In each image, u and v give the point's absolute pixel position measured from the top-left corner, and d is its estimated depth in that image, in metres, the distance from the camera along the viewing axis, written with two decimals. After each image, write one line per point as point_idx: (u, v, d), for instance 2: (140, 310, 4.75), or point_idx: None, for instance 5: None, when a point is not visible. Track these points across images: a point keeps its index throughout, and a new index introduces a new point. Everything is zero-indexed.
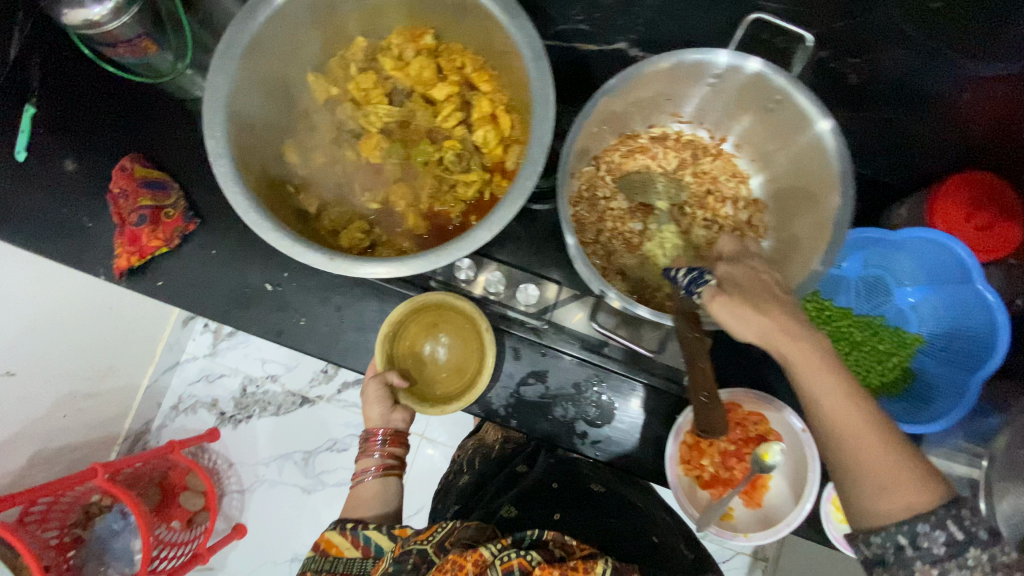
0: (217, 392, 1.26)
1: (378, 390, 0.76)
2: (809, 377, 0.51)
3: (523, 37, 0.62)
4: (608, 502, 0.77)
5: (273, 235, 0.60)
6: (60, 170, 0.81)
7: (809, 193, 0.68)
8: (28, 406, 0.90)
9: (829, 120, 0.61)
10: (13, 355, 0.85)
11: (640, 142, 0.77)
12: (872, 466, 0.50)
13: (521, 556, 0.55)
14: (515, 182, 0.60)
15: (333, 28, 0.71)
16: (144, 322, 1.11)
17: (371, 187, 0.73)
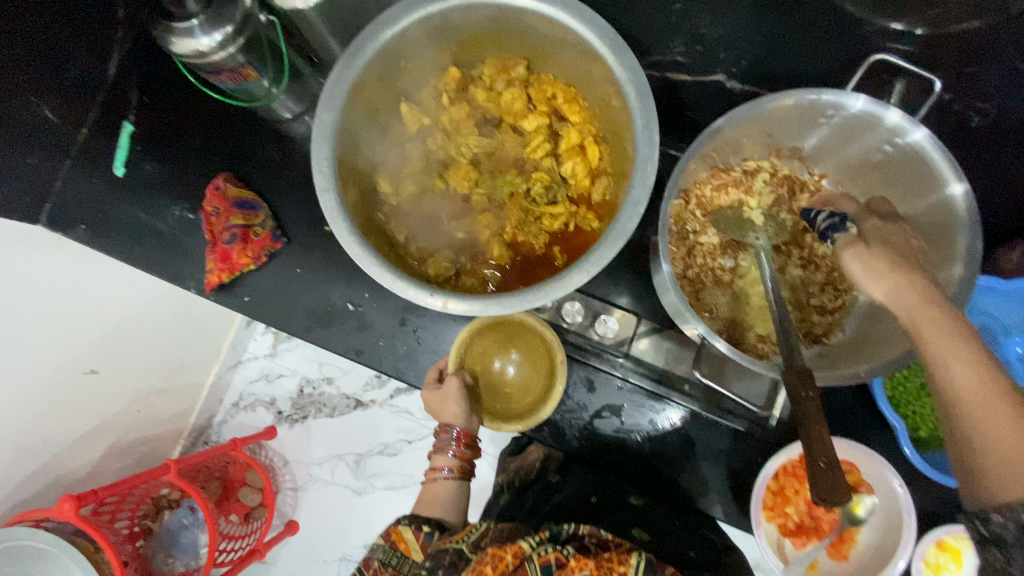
0: (276, 392, 1.25)
1: (456, 390, 0.76)
2: (935, 336, 0.50)
3: (627, 76, 0.63)
4: (657, 527, 0.74)
5: (374, 269, 0.62)
6: (159, 188, 0.87)
7: (922, 239, 0.65)
8: (108, 401, 0.92)
9: (964, 185, 0.59)
10: (100, 354, 0.87)
11: (733, 176, 0.75)
12: (998, 435, 0.47)
13: (557, 552, 0.59)
14: (613, 225, 0.60)
15: (429, 59, 0.73)
16: (213, 326, 1.11)
17: (458, 216, 0.75)
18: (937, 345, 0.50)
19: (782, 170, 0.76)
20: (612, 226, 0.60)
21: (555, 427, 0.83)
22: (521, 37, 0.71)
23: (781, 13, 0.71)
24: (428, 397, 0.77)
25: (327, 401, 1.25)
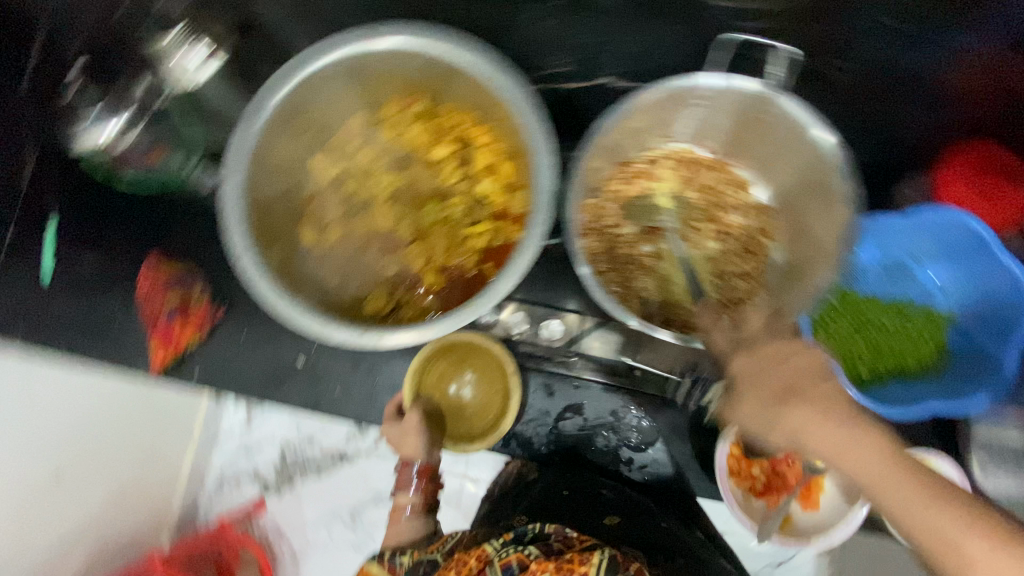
0: (256, 463, 0.95)
1: (417, 423, 0.77)
2: (810, 435, 0.54)
3: (514, 94, 0.67)
4: (630, 516, 0.81)
5: (304, 319, 0.63)
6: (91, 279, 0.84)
7: (814, 191, 0.69)
8: (79, 504, 0.76)
9: (834, 136, 0.63)
10: (49, 457, 0.72)
11: (638, 168, 0.79)
12: (903, 511, 0.52)
13: (518, 552, 0.61)
14: (525, 233, 0.63)
15: (328, 109, 0.74)
16: (148, 412, 0.86)
17: (387, 252, 0.77)
18: (821, 440, 0.54)
19: (684, 153, 0.80)
20: (525, 235, 0.63)
21: (520, 436, 0.85)
22: (415, 73, 0.73)
23: (651, 10, 0.76)
24: (393, 434, 0.78)
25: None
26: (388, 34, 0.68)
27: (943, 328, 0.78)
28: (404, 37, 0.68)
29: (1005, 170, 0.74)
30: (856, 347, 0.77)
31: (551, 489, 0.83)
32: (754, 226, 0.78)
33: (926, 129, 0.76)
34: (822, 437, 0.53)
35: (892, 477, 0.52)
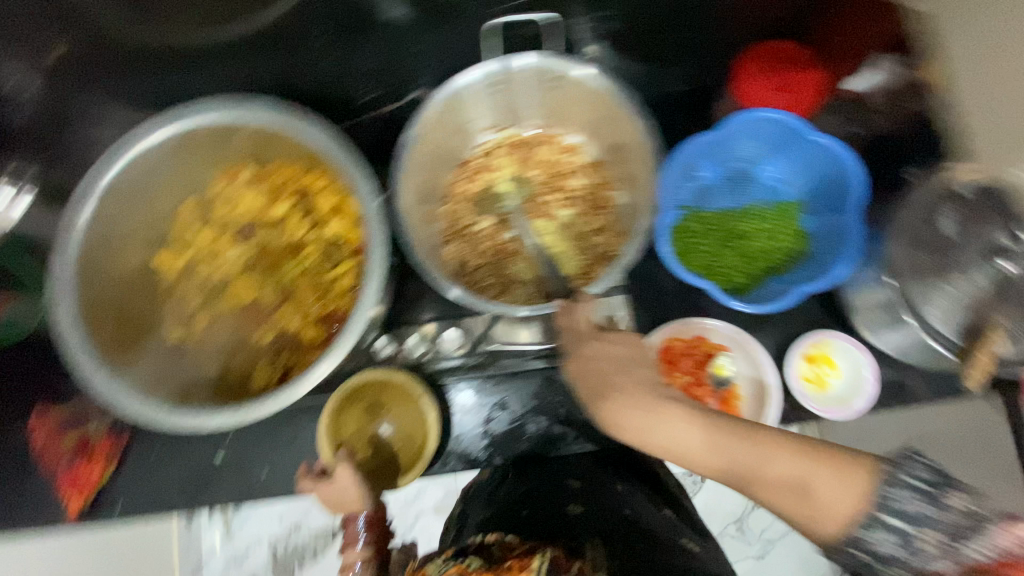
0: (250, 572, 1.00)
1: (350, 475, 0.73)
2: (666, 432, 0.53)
3: (319, 135, 0.69)
4: (597, 503, 0.77)
5: (173, 417, 0.62)
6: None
7: (618, 138, 0.74)
8: None
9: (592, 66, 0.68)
10: None
11: (476, 165, 0.83)
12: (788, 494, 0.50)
13: (457, 564, 0.63)
14: (369, 258, 0.65)
15: (154, 204, 0.74)
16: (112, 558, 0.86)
17: (260, 321, 0.77)
18: (686, 442, 0.52)
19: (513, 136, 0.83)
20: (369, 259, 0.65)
21: (458, 452, 0.86)
22: (227, 145, 0.74)
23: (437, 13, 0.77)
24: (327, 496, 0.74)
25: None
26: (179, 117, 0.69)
27: (796, 215, 0.82)
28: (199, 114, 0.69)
29: (793, 61, 0.76)
30: (725, 260, 0.81)
31: (517, 501, 0.79)
32: (595, 182, 0.82)
33: (714, 48, 0.84)
34: (696, 452, 0.52)
35: (760, 454, 0.51)
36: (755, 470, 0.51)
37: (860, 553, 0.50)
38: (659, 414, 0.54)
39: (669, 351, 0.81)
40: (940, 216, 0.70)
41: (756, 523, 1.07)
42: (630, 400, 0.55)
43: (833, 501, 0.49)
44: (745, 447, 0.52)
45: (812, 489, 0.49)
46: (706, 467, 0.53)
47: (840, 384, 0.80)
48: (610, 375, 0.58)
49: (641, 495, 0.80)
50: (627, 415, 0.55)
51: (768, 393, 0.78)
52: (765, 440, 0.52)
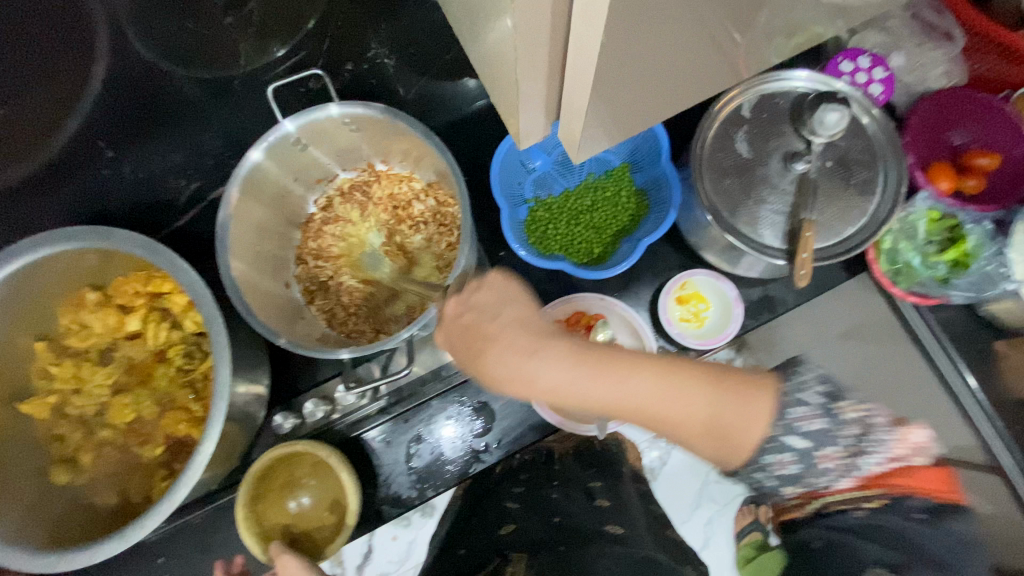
0: None
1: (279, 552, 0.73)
2: (536, 366, 0.55)
3: (132, 242, 0.68)
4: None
5: (58, 564, 0.61)
6: None
7: (432, 162, 0.78)
8: None
9: (331, 104, 0.70)
10: None
11: (318, 221, 0.85)
12: (687, 419, 0.53)
13: None
14: (213, 347, 0.64)
15: (3, 357, 0.74)
16: None
17: (145, 438, 0.76)
18: (565, 375, 0.55)
19: (348, 183, 0.87)
20: (213, 348, 0.64)
21: (390, 495, 0.86)
22: (57, 278, 0.73)
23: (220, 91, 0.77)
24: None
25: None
26: None
27: (627, 176, 0.87)
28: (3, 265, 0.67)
29: None
30: (576, 237, 0.86)
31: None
32: (433, 202, 0.84)
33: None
34: (577, 388, 0.54)
35: (658, 386, 0.53)
36: (646, 404, 0.53)
37: (766, 473, 0.55)
38: (541, 359, 0.55)
39: None
40: (736, 140, 0.75)
41: None
42: (512, 347, 0.57)
43: (731, 427, 0.52)
44: (635, 381, 0.54)
45: (710, 418, 0.53)
46: (594, 404, 0.55)
47: (714, 315, 0.85)
48: (499, 322, 0.58)
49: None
50: (510, 362, 0.56)
51: (648, 344, 0.81)
52: (656, 373, 0.54)
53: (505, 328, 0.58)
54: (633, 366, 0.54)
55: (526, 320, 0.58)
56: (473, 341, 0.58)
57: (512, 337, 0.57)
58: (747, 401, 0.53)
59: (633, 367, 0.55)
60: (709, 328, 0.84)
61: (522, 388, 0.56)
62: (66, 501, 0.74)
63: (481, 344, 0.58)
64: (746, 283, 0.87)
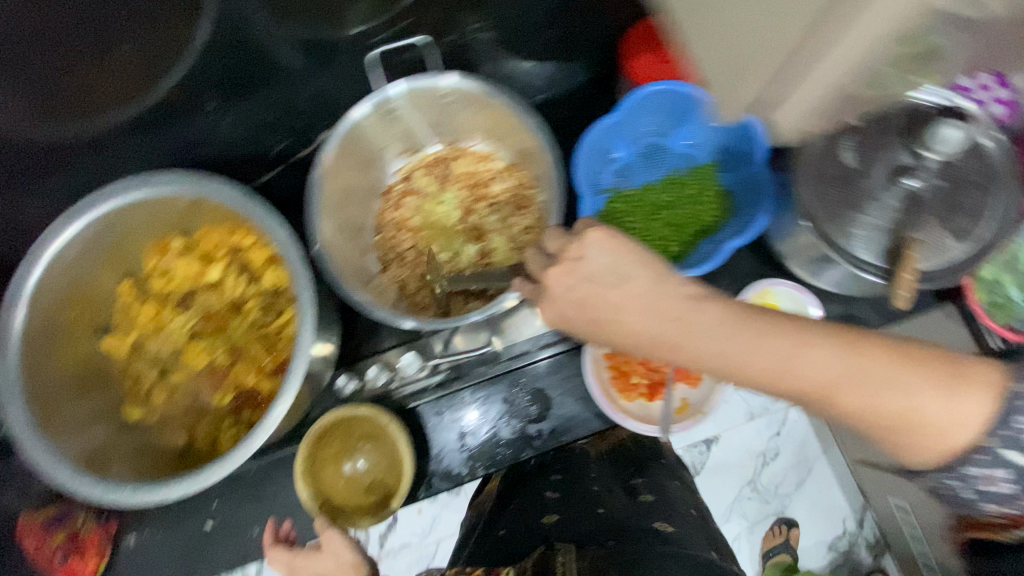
0: None
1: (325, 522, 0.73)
2: (689, 338, 0.51)
3: (229, 194, 0.70)
4: (572, 506, 0.76)
5: (135, 498, 0.63)
6: None
7: (522, 142, 0.76)
8: None
9: (453, 73, 0.69)
10: None
11: (397, 191, 0.85)
12: (880, 412, 0.48)
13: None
14: (299, 304, 0.66)
15: (89, 293, 0.76)
16: None
17: (215, 385, 0.78)
18: (737, 349, 0.50)
19: (428, 156, 0.86)
20: (299, 305, 0.66)
21: (440, 470, 0.87)
22: (150, 221, 0.75)
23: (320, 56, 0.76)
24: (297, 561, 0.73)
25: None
26: (89, 205, 0.69)
27: (713, 175, 0.84)
28: (109, 200, 0.70)
29: None
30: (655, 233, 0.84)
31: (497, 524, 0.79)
32: (514, 183, 0.83)
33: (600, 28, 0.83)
34: (742, 360, 0.50)
35: (850, 368, 0.48)
36: (827, 387, 0.48)
37: (960, 480, 0.50)
38: (692, 328, 0.51)
39: None
40: (842, 149, 0.71)
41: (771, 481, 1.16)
42: (656, 311, 0.52)
43: (925, 424, 0.47)
44: (812, 358, 0.48)
45: (907, 415, 0.47)
46: (762, 380, 0.50)
47: None
48: (627, 292, 0.53)
49: (619, 489, 0.78)
50: (656, 323, 0.52)
51: None
52: (835, 356, 0.48)
53: (643, 292, 0.53)
54: (821, 339, 0.49)
55: (660, 288, 0.53)
56: (607, 310, 0.54)
57: (648, 304, 0.52)
58: (957, 399, 0.47)
59: (821, 343, 0.49)
60: None
61: (666, 353, 0.53)
62: (137, 436, 0.76)
63: (614, 310, 0.54)
64: (827, 297, 0.84)
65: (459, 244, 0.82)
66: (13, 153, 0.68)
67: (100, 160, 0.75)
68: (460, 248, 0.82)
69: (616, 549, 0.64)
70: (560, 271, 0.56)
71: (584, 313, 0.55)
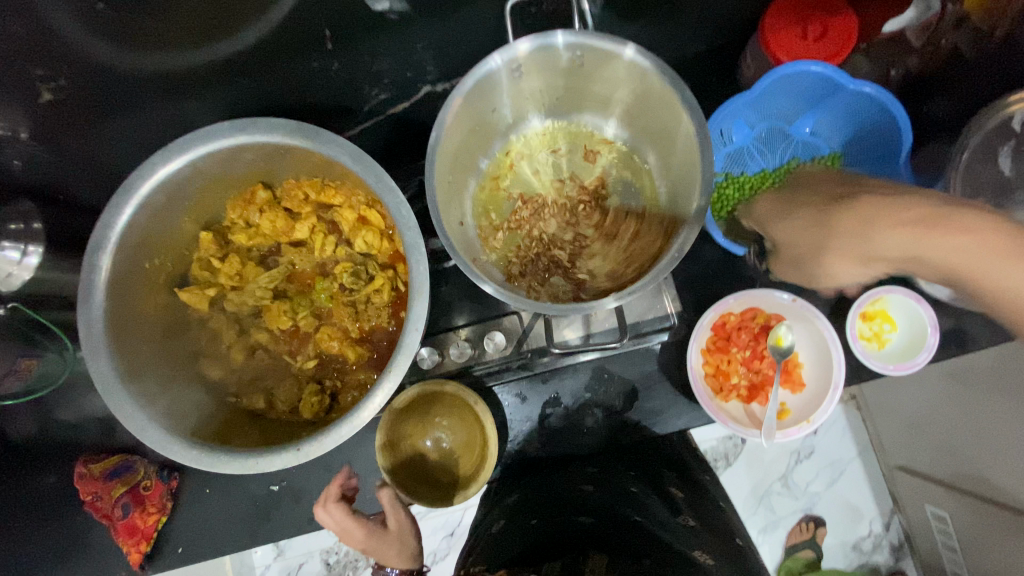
0: None
1: (394, 501, 0.73)
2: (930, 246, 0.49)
3: (335, 148, 0.64)
4: (609, 508, 0.71)
5: (232, 464, 0.60)
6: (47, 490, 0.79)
7: (657, 119, 0.69)
8: None
9: (630, 45, 0.61)
10: None
11: (509, 159, 0.77)
12: None
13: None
14: (411, 273, 0.63)
15: (171, 239, 0.71)
16: None
17: (299, 348, 0.75)
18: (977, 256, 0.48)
19: (546, 130, 0.77)
20: (411, 276, 0.63)
21: (517, 453, 0.82)
22: (238, 168, 0.69)
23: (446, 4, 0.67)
24: (357, 532, 0.69)
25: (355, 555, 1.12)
26: (184, 146, 0.63)
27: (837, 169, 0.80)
28: (204, 143, 0.64)
29: (822, 9, 0.71)
30: None
31: (522, 513, 0.74)
32: (625, 170, 0.76)
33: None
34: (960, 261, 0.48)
35: None
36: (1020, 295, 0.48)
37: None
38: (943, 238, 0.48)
39: (724, 326, 0.78)
40: (999, 156, 0.68)
41: (801, 478, 1.16)
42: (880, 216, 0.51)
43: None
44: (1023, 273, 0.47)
45: None
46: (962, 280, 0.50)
47: (900, 339, 0.79)
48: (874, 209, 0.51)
49: (659, 497, 0.73)
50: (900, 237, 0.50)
51: (832, 360, 0.75)
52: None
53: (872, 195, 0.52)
54: None
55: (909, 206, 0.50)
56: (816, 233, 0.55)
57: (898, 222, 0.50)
58: None
59: None
60: (888, 349, 0.78)
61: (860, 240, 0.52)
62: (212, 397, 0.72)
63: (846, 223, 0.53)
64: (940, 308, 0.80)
65: (556, 231, 0.74)
66: (105, 80, 0.62)
67: (187, 102, 0.68)
68: (560, 234, 0.74)
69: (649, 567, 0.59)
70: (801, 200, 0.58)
71: (812, 221, 0.56)
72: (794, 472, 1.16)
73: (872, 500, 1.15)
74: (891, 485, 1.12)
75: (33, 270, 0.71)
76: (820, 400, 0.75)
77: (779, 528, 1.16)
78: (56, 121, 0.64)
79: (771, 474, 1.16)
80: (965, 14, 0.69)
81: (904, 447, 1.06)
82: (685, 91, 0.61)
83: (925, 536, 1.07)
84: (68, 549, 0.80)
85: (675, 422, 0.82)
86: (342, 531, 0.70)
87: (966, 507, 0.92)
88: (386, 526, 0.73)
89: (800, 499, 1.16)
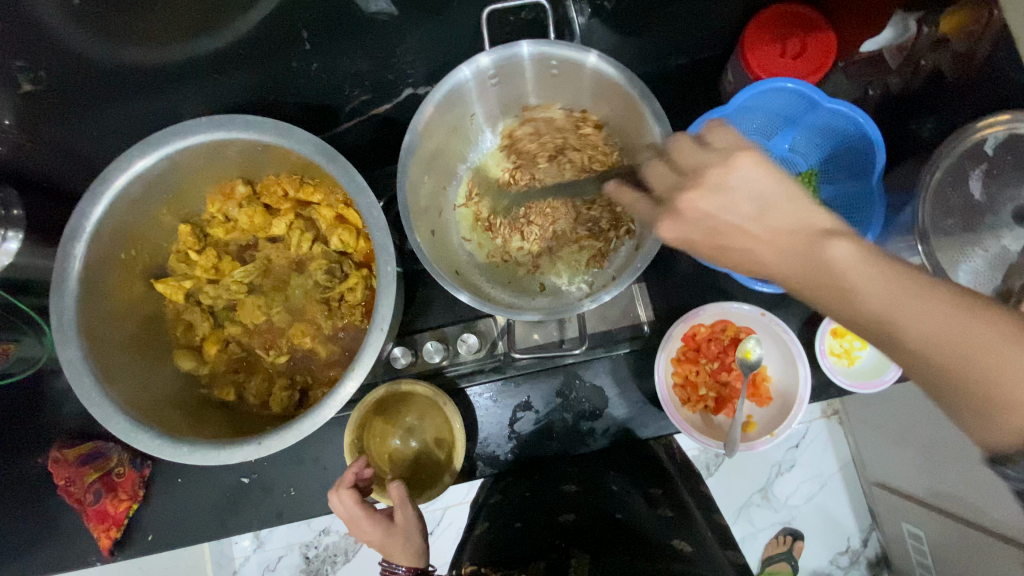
0: None
1: (404, 494, 0.68)
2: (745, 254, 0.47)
3: (311, 147, 0.65)
4: (590, 506, 0.72)
5: (195, 456, 0.61)
6: (20, 474, 0.80)
7: (632, 130, 0.70)
8: None
9: (594, 55, 0.62)
10: None
11: (486, 167, 0.78)
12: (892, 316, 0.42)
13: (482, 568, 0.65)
14: (379, 272, 0.63)
15: (148, 232, 0.72)
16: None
17: (273, 343, 0.76)
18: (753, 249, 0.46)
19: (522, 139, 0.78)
20: (378, 277, 0.63)
21: (486, 455, 0.82)
22: (218, 163, 0.70)
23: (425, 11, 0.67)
24: (364, 522, 0.66)
25: (334, 550, 1.12)
26: (160, 140, 0.64)
27: (813, 185, 0.80)
28: (180, 138, 0.65)
29: (799, 28, 0.72)
30: None
31: (506, 512, 0.75)
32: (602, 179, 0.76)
33: (724, 13, 0.75)
34: (919, 324, 0.41)
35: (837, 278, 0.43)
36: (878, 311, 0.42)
37: (997, 438, 0.39)
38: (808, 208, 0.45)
39: (693, 337, 0.80)
40: (969, 178, 0.68)
41: (782, 491, 1.16)
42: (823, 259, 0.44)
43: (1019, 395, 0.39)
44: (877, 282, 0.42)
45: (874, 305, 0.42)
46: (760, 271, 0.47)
47: (869, 357, 0.79)
48: (785, 230, 0.45)
49: (640, 495, 0.75)
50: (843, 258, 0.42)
51: (798, 376, 0.76)
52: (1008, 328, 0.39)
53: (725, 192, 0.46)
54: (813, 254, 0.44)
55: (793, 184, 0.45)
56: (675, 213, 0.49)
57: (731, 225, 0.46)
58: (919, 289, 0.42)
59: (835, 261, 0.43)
60: (857, 366, 0.79)
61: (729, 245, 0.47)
62: (183, 388, 0.73)
63: (761, 236, 0.46)
64: None
65: (530, 238, 0.75)
66: (82, 72, 0.63)
67: (168, 96, 0.70)
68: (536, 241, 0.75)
69: (631, 563, 0.61)
70: (699, 189, 0.47)
71: None
72: (775, 484, 1.17)
73: (851, 516, 1.15)
74: (870, 503, 1.13)
75: (13, 254, 0.72)
76: (784, 414, 0.76)
77: (755, 539, 1.16)
78: (36, 112, 0.65)
79: (750, 486, 1.17)
80: (942, 37, 0.70)
81: (881, 464, 1.06)
82: (653, 103, 0.62)
83: (901, 553, 1.07)
84: (38, 534, 0.80)
85: (651, 430, 0.82)
86: (349, 519, 0.66)
87: (941, 525, 0.91)
88: (392, 520, 0.67)
89: (779, 512, 1.16)
